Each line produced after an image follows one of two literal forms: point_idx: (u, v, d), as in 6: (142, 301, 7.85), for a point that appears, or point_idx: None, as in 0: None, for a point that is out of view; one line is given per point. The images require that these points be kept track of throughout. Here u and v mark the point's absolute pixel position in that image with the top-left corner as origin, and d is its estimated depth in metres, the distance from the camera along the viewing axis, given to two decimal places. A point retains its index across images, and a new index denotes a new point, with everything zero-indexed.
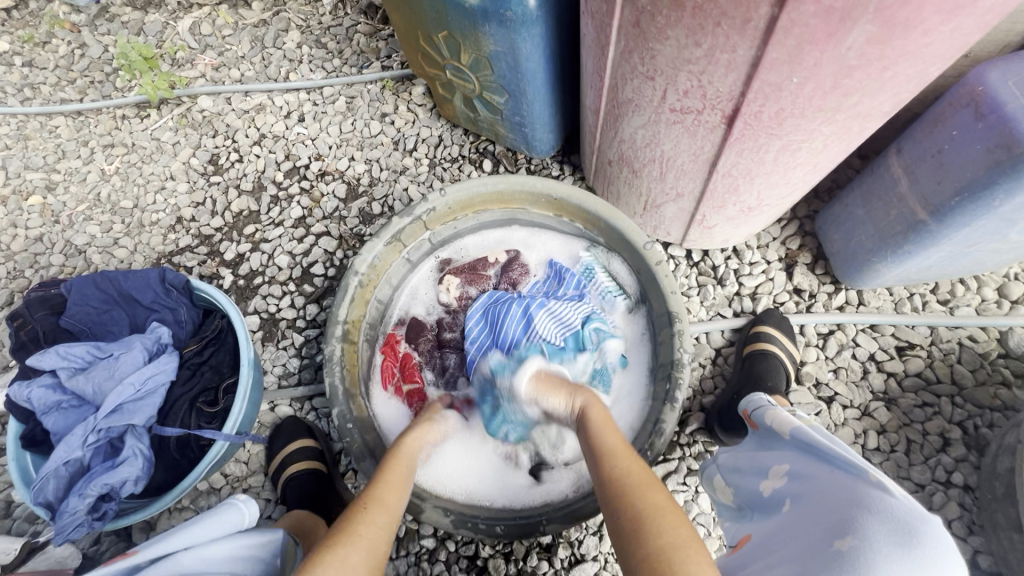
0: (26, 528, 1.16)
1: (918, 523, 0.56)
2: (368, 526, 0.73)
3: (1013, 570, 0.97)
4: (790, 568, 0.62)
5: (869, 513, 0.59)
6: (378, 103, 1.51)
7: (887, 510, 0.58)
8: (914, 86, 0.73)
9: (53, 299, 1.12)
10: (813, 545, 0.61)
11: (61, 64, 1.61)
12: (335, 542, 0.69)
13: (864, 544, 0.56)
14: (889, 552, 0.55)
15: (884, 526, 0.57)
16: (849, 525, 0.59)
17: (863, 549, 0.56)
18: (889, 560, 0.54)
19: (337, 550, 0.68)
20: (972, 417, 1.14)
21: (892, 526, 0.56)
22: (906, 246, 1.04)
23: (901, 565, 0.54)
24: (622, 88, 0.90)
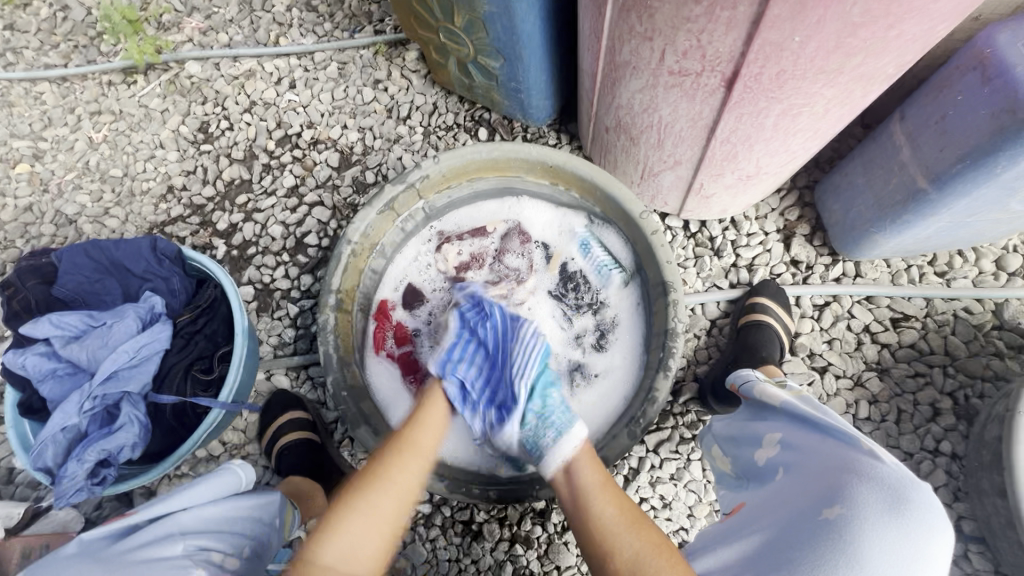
0: (29, 494, 1.18)
1: (908, 489, 0.59)
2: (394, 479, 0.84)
3: (995, 534, 0.99)
4: (779, 533, 0.65)
5: (860, 480, 0.62)
6: (371, 69, 1.47)
7: (877, 476, 0.61)
8: (920, 47, 0.71)
9: (43, 268, 1.10)
10: (800, 512, 0.64)
11: (44, 27, 1.56)
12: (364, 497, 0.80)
13: (853, 510, 0.59)
14: (878, 517, 0.58)
15: (875, 493, 0.60)
16: (838, 493, 0.62)
17: (851, 517, 0.59)
18: (877, 525, 0.57)
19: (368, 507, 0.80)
20: (964, 387, 1.15)
21: (882, 493, 0.60)
22: (906, 216, 1.03)
23: (886, 531, 0.57)
24: (619, 49, 0.87)
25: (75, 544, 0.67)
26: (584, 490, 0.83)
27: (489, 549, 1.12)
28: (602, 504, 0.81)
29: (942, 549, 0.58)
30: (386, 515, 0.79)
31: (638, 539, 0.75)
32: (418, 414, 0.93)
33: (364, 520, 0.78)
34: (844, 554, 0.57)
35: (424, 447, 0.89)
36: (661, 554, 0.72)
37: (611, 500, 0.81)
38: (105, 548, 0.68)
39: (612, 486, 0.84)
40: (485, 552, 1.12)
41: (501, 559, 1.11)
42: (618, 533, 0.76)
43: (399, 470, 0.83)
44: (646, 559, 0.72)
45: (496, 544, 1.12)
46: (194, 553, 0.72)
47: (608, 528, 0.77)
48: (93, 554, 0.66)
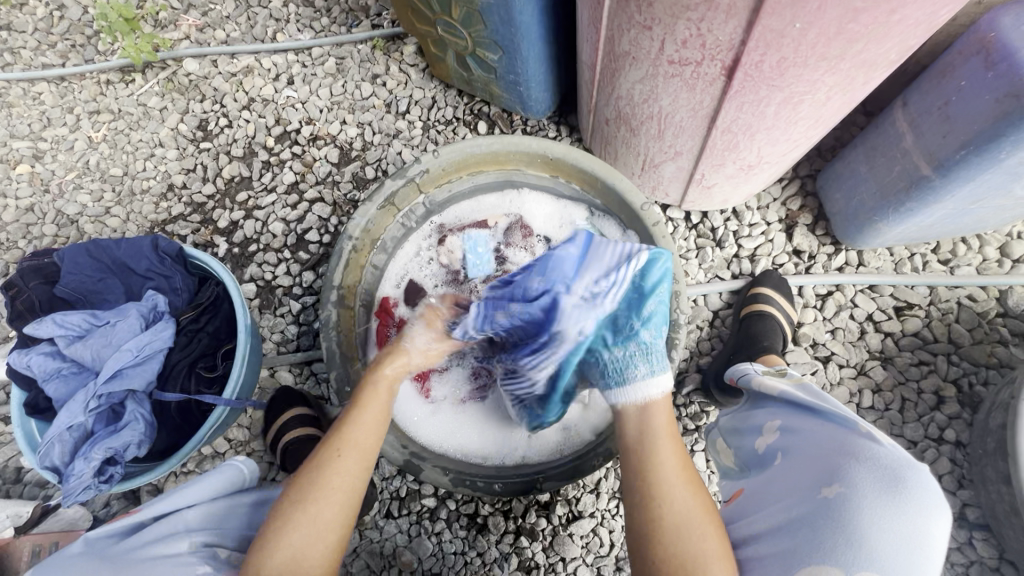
0: (37, 492, 1.19)
1: (905, 469, 0.60)
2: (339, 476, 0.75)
3: (999, 521, 0.99)
4: (779, 517, 0.65)
5: (857, 462, 0.62)
6: (369, 64, 1.46)
7: (874, 457, 0.62)
8: (923, 31, 0.70)
9: (46, 268, 1.10)
10: (799, 495, 0.65)
11: (40, 27, 1.55)
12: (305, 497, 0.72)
13: (852, 489, 0.60)
14: (876, 497, 0.59)
15: (872, 474, 0.60)
16: (836, 474, 0.62)
17: (850, 496, 0.60)
18: (876, 505, 0.58)
19: (309, 508, 0.71)
20: (968, 375, 1.15)
21: (880, 474, 0.60)
22: (909, 204, 1.02)
23: (884, 510, 0.58)
24: (618, 40, 0.86)
25: (82, 541, 0.69)
26: (653, 437, 0.74)
27: (494, 541, 1.12)
28: (666, 451, 0.73)
29: (942, 529, 0.58)
30: (330, 526, 0.72)
31: (689, 498, 0.69)
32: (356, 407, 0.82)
33: (305, 532, 0.70)
34: (845, 535, 0.58)
35: (365, 445, 0.79)
36: (710, 521, 0.67)
37: (675, 451, 0.73)
38: (111, 546, 0.69)
39: (676, 434, 0.76)
40: (491, 545, 1.12)
41: (507, 551, 1.12)
42: (676, 486, 0.69)
43: (336, 473, 0.74)
44: (694, 524, 0.66)
45: (502, 536, 1.13)
46: (199, 550, 0.73)
47: (668, 479, 0.70)
48: (101, 551, 0.68)
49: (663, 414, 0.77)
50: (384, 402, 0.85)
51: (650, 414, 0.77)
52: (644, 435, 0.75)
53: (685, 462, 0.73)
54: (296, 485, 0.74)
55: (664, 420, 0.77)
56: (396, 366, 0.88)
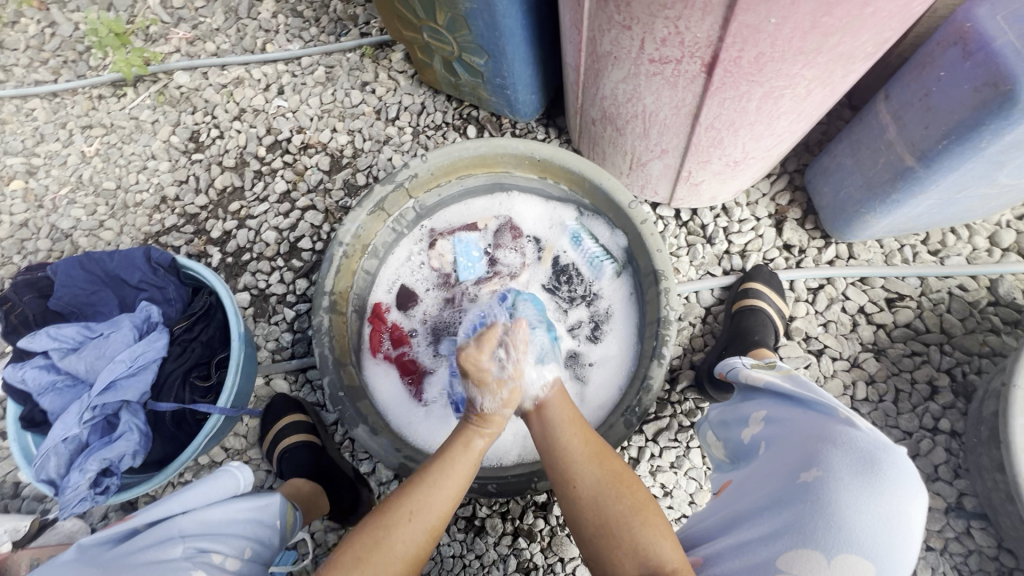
0: (35, 506, 1.19)
1: (883, 453, 0.61)
2: (403, 541, 0.73)
3: (996, 509, 0.99)
4: (759, 501, 0.67)
5: (835, 446, 0.64)
6: (358, 72, 1.47)
7: (852, 442, 0.63)
8: (897, 23, 0.71)
9: (40, 282, 1.11)
10: (778, 478, 0.66)
11: (32, 44, 1.56)
12: (366, 558, 0.71)
13: (829, 472, 0.61)
14: (851, 479, 0.60)
15: (848, 457, 0.62)
16: (814, 458, 0.64)
17: (827, 479, 0.61)
18: (851, 487, 0.60)
19: (368, 570, 0.70)
20: (960, 364, 1.15)
21: (855, 457, 0.62)
22: (895, 195, 1.03)
23: (860, 492, 0.59)
24: (600, 40, 0.87)
25: (75, 548, 0.69)
26: (554, 427, 0.86)
27: (492, 544, 1.12)
28: (570, 437, 0.83)
29: (918, 509, 0.59)
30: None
31: (599, 470, 0.78)
32: (441, 467, 0.81)
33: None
34: (823, 517, 0.60)
35: (438, 516, 0.77)
36: (620, 485, 0.76)
37: (578, 435, 0.84)
38: (106, 552, 0.70)
39: (580, 421, 0.87)
40: (489, 547, 1.12)
41: (505, 552, 1.12)
42: (582, 464, 0.79)
43: (402, 535, 0.74)
44: (606, 492, 0.75)
45: (499, 538, 1.12)
46: (193, 556, 0.73)
47: (574, 459, 0.80)
48: (94, 559, 0.68)
49: (560, 408, 0.89)
50: (468, 473, 0.84)
51: (546, 408, 0.90)
52: (550, 430, 0.86)
53: (596, 441, 0.83)
54: (357, 543, 0.73)
55: (564, 412, 0.88)
56: (485, 438, 0.88)
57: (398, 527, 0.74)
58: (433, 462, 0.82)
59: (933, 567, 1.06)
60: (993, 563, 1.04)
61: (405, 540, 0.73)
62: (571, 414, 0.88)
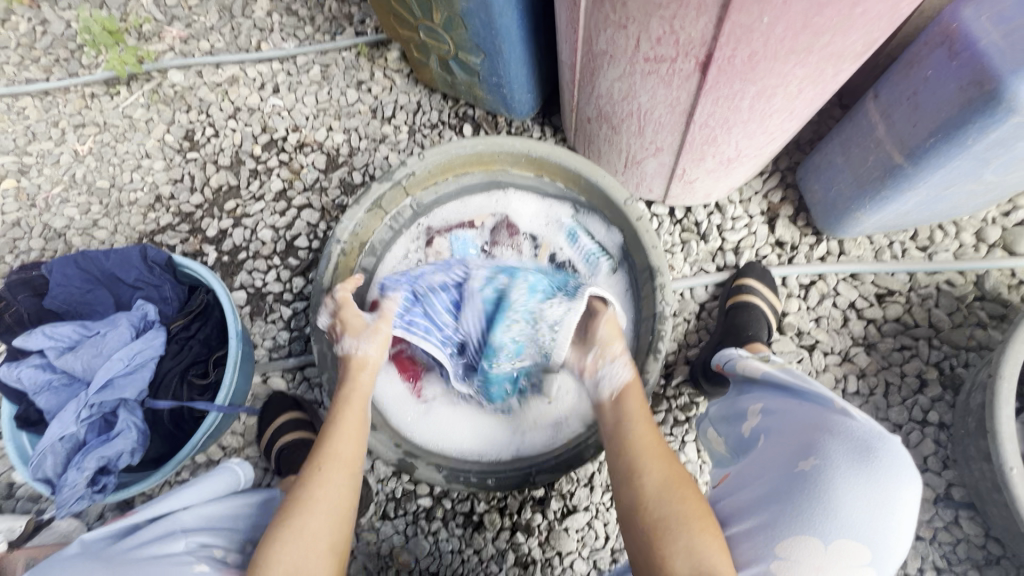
0: (30, 506, 1.19)
1: (877, 440, 0.63)
2: (325, 486, 0.78)
3: (982, 498, 1.02)
4: (757, 492, 0.69)
5: (832, 435, 0.66)
6: (354, 71, 1.48)
7: (848, 430, 0.65)
8: (886, 23, 0.73)
9: (35, 281, 1.10)
10: (777, 468, 0.68)
11: (23, 42, 1.55)
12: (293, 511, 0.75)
13: (826, 461, 0.63)
14: (848, 468, 0.62)
15: (845, 445, 0.64)
16: (812, 447, 0.66)
17: (824, 468, 0.63)
18: (847, 474, 0.62)
19: (297, 520, 0.74)
20: (949, 358, 1.18)
21: (852, 446, 0.63)
22: (884, 192, 1.05)
23: (857, 478, 0.62)
24: (596, 39, 0.88)
25: (77, 543, 0.69)
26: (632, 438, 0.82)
27: (491, 538, 1.13)
28: (651, 459, 0.78)
29: (912, 495, 0.62)
30: (321, 542, 0.73)
31: (682, 500, 0.71)
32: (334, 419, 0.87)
33: (297, 544, 0.72)
34: (820, 505, 0.61)
35: (348, 456, 0.83)
36: (705, 515, 0.69)
37: (661, 454, 0.79)
38: (106, 547, 0.69)
39: (663, 447, 0.80)
40: (487, 542, 1.13)
41: (503, 547, 1.13)
42: (664, 487, 0.73)
43: (320, 487, 0.78)
44: (687, 520, 0.68)
45: (498, 533, 1.13)
46: (195, 549, 0.73)
47: (654, 481, 0.74)
48: (94, 553, 0.67)
49: (640, 420, 0.85)
50: (359, 411, 0.90)
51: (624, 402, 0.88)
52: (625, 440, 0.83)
53: (673, 464, 0.77)
54: (286, 506, 0.76)
55: (643, 427, 0.84)
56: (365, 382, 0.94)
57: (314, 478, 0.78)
58: (330, 419, 0.88)
59: (922, 556, 1.08)
60: (981, 552, 1.07)
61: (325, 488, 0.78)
62: (653, 433, 0.83)
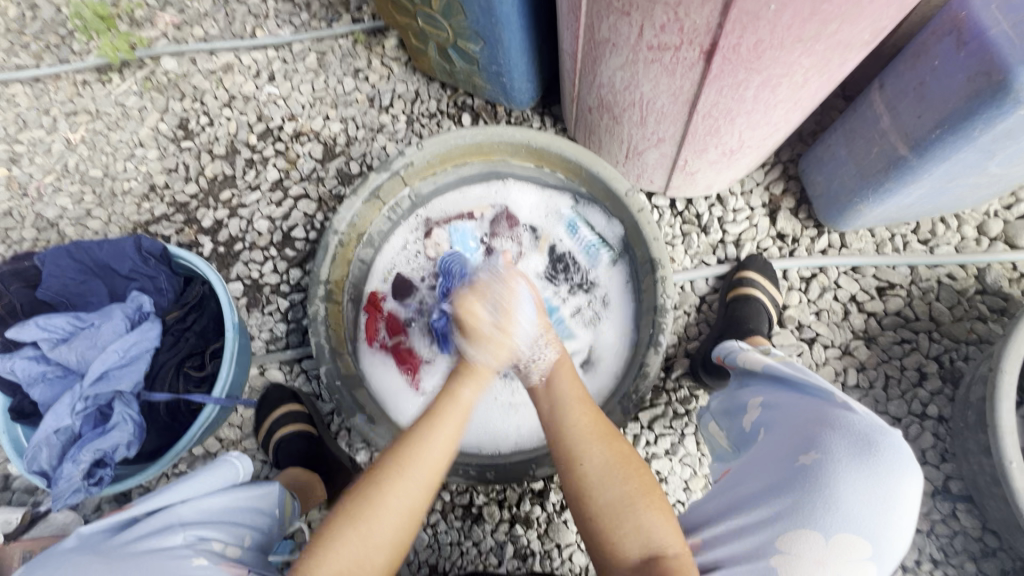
0: (26, 498, 1.18)
1: (878, 435, 0.63)
2: (399, 495, 0.72)
3: (980, 491, 1.02)
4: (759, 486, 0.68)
5: (833, 429, 0.65)
6: (351, 58, 1.45)
7: (850, 425, 0.65)
8: (895, 10, 0.71)
9: (26, 272, 1.08)
10: (778, 462, 0.67)
11: (13, 28, 1.52)
12: (360, 514, 0.70)
13: (827, 455, 0.63)
14: (848, 462, 0.62)
15: (845, 439, 0.64)
16: (813, 441, 0.65)
17: (824, 462, 0.63)
18: (847, 469, 0.61)
19: (362, 524, 0.69)
20: (949, 351, 1.17)
21: (853, 438, 0.63)
22: (888, 184, 1.04)
23: (858, 473, 0.61)
24: (598, 26, 0.86)
25: (75, 536, 0.68)
26: (561, 402, 0.85)
27: (490, 531, 1.13)
28: (574, 415, 0.82)
29: (912, 490, 0.61)
30: (380, 549, 0.70)
31: (626, 479, 0.73)
32: (429, 423, 0.79)
33: (357, 546, 0.68)
34: (821, 499, 0.61)
35: (432, 465, 0.76)
36: (628, 466, 0.74)
37: (583, 413, 0.82)
38: (105, 541, 0.68)
39: (604, 427, 0.80)
40: (486, 534, 1.13)
41: (502, 539, 1.13)
42: (587, 442, 0.77)
43: (397, 495, 0.72)
44: (611, 472, 0.74)
45: (497, 525, 1.13)
46: (193, 543, 0.72)
47: (579, 438, 0.78)
48: (93, 547, 0.67)
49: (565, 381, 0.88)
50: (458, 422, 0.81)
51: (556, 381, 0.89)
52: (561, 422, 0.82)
53: (597, 419, 0.82)
54: (352, 498, 0.72)
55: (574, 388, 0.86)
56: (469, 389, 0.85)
57: (390, 480, 0.72)
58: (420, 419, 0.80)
59: (919, 548, 1.09)
60: (977, 544, 1.07)
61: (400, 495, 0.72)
62: (589, 411, 0.83)
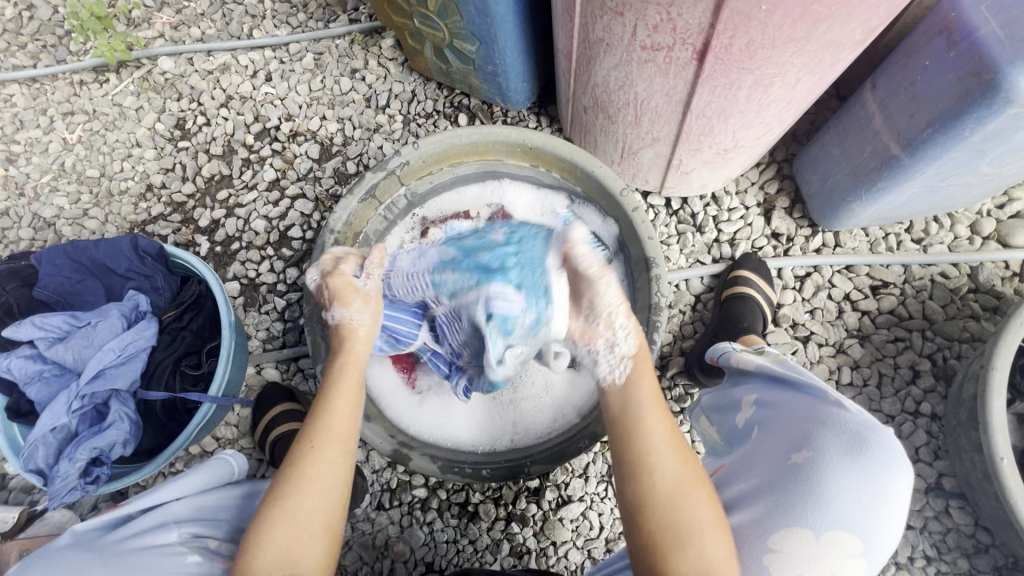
0: (23, 498, 1.18)
1: (870, 433, 0.63)
2: (318, 467, 0.71)
3: (972, 488, 1.03)
4: (752, 483, 0.69)
5: (826, 427, 0.66)
6: (347, 59, 1.46)
7: (843, 423, 0.65)
8: (885, 10, 0.72)
9: (23, 271, 1.09)
10: (770, 460, 0.68)
11: (10, 28, 1.52)
12: (280, 496, 0.69)
13: (820, 454, 0.64)
14: (841, 461, 0.62)
15: (837, 437, 0.64)
16: (806, 439, 0.66)
17: (817, 461, 0.63)
18: (839, 466, 0.62)
19: (286, 504, 0.69)
20: (942, 349, 1.18)
21: (845, 437, 0.64)
22: (880, 183, 1.05)
23: (848, 470, 0.62)
24: (592, 26, 0.87)
25: (69, 534, 0.68)
26: (636, 406, 0.72)
27: (486, 529, 1.14)
28: (653, 419, 0.71)
29: (903, 488, 0.62)
30: (314, 522, 0.69)
31: (699, 503, 0.65)
32: (326, 394, 0.77)
33: (288, 529, 0.67)
34: (812, 497, 0.62)
35: (343, 430, 0.75)
36: (697, 485, 0.66)
37: (664, 419, 0.71)
38: (99, 538, 0.69)
39: (678, 438, 0.70)
40: (482, 532, 1.14)
41: (498, 537, 1.13)
42: (662, 454, 0.68)
43: (315, 463, 0.71)
44: (682, 490, 0.66)
45: (493, 523, 1.14)
46: (188, 540, 0.73)
47: (657, 447, 0.68)
48: (87, 544, 0.67)
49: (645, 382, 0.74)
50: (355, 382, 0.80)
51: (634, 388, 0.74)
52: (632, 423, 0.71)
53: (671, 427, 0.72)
54: (273, 484, 0.71)
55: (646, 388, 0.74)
56: (360, 348, 0.83)
57: (306, 453, 0.72)
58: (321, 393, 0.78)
59: (912, 545, 1.09)
60: (970, 541, 1.08)
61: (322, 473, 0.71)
62: (661, 416, 0.72)
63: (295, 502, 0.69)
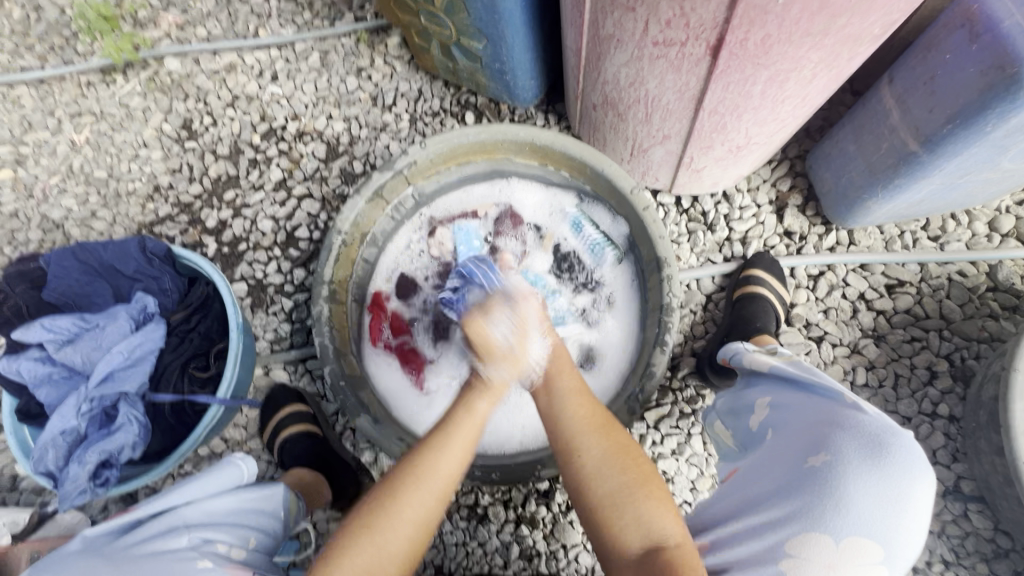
0: (34, 499, 1.19)
1: (888, 436, 0.62)
2: (410, 504, 0.71)
3: (993, 492, 1.00)
4: (768, 488, 0.67)
5: (843, 430, 0.64)
6: (353, 57, 1.45)
7: (861, 426, 0.64)
8: (906, 4, 0.70)
9: (32, 273, 1.09)
10: (787, 464, 0.66)
11: (17, 30, 1.52)
12: (371, 526, 0.69)
13: (838, 457, 0.62)
14: (861, 465, 0.61)
15: (856, 440, 0.63)
16: (822, 442, 0.64)
17: (835, 464, 0.62)
18: (859, 470, 0.61)
19: (375, 536, 0.68)
20: (960, 349, 1.16)
21: (864, 439, 0.62)
22: (897, 181, 1.02)
23: (868, 474, 0.60)
24: (603, 22, 0.85)
25: (80, 539, 0.68)
26: (559, 397, 0.84)
27: (495, 531, 1.13)
28: (569, 407, 0.82)
29: (925, 492, 0.60)
30: (395, 558, 0.69)
31: (623, 470, 0.73)
32: (444, 433, 0.79)
33: (369, 556, 0.67)
34: (831, 501, 0.60)
35: (447, 475, 0.75)
36: (626, 458, 0.74)
37: (581, 404, 0.83)
38: (110, 543, 0.69)
39: (599, 418, 0.80)
40: (491, 535, 1.13)
41: (507, 540, 1.12)
42: (584, 434, 0.78)
43: (409, 504, 0.71)
44: (607, 463, 0.74)
45: (502, 526, 1.13)
46: (198, 545, 0.72)
47: (576, 429, 0.79)
48: (98, 549, 0.67)
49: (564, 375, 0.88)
50: (471, 434, 0.81)
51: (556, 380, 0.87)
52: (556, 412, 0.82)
53: (593, 410, 0.82)
54: (364, 509, 0.71)
55: (567, 377, 0.87)
56: (486, 401, 0.84)
57: (404, 486, 0.72)
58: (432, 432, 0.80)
59: (930, 549, 1.07)
60: (990, 545, 1.06)
61: (415, 505, 0.71)
62: (587, 402, 0.83)
63: (379, 532, 0.69)
